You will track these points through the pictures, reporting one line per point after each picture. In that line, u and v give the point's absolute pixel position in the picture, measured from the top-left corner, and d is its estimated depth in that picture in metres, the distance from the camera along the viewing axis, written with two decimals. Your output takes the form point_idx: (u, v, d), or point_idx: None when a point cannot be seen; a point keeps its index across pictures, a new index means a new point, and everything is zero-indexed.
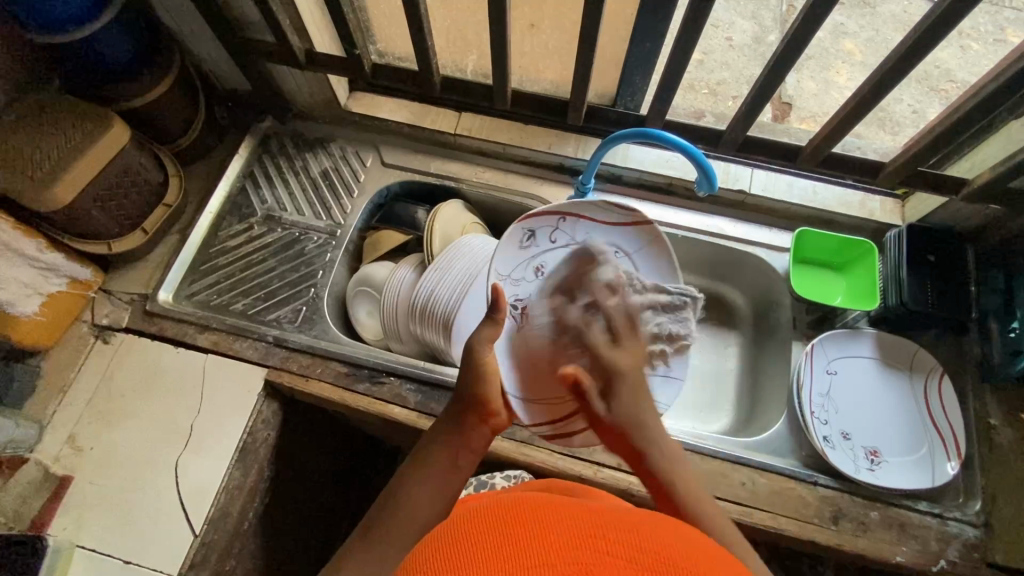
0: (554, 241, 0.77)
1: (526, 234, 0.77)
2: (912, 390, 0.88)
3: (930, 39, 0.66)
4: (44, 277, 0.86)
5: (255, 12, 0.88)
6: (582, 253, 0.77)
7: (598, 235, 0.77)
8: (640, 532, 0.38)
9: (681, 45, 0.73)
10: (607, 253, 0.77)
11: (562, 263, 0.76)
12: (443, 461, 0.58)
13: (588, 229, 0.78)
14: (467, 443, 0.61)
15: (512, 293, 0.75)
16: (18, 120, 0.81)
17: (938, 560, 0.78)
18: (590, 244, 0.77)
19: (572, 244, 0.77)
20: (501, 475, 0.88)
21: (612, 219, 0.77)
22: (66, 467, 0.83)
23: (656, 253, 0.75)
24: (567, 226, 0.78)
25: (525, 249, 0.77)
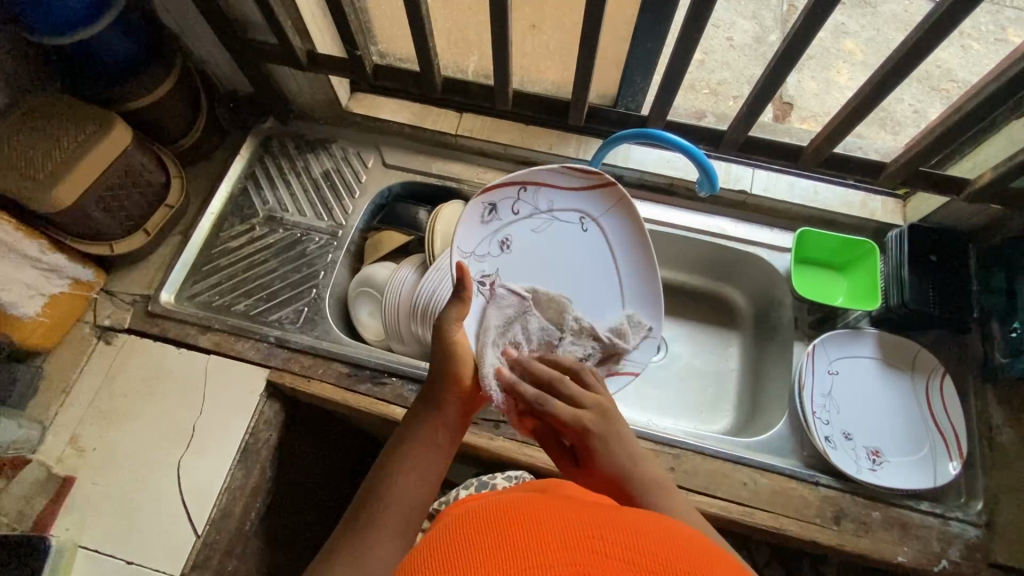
0: (517, 212, 0.74)
1: (487, 209, 0.72)
2: (914, 390, 0.88)
3: (932, 38, 0.65)
4: (46, 278, 0.86)
5: (256, 12, 0.88)
6: (546, 221, 0.75)
7: (561, 201, 0.76)
8: (639, 532, 0.38)
9: (682, 46, 0.73)
10: (573, 219, 0.76)
11: (527, 235, 0.74)
12: (424, 442, 0.60)
13: (551, 197, 0.75)
14: (446, 421, 0.61)
15: (479, 269, 0.71)
16: (20, 121, 0.81)
17: (940, 560, 0.78)
18: (554, 212, 0.76)
19: (537, 215, 0.75)
20: (503, 476, 0.88)
21: (571, 183, 0.75)
22: (69, 468, 0.83)
23: (621, 215, 0.76)
24: (529, 195, 0.75)
25: (486, 223, 0.72)
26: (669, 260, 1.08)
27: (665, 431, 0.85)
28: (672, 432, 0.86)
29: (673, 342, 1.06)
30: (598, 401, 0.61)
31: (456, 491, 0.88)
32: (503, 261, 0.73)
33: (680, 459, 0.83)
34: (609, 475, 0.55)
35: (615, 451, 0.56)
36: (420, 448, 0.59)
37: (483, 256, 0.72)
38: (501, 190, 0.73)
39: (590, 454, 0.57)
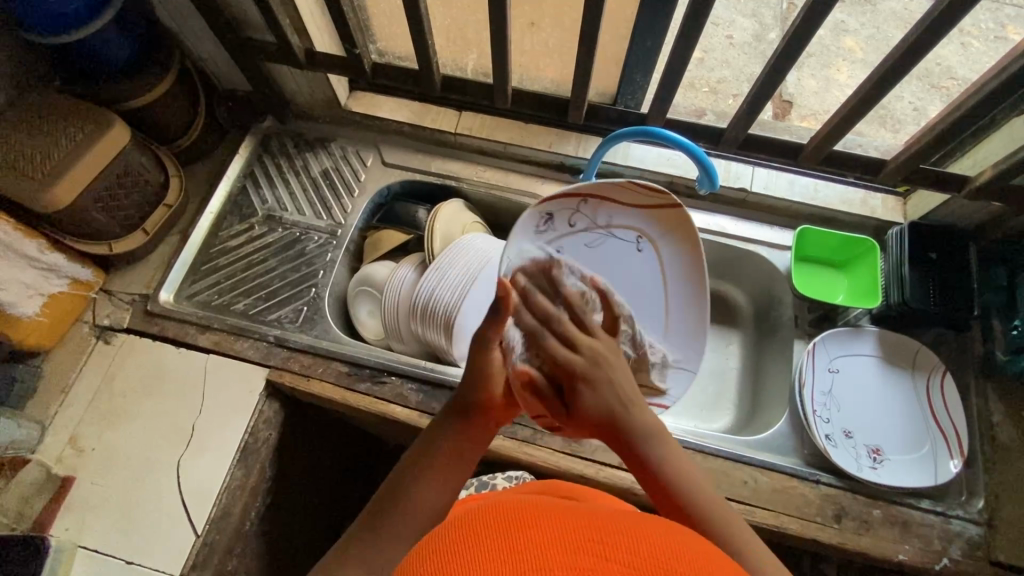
0: (573, 225, 0.74)
1: (542, 218, 0.73)
2: (914, 388, 0.88)
3: (933, 35, 0.65)
4: (45, 278, 0.86)
5: (254, 11, 0.88)
6: (602, 237, 0.74)
7: (620, 219, 0.73)
8: (639, 536, 0.38)
9: (681, 43, 0.72)
10: (629, 238, 0.73)
11: (582, 251, 0.73)
12: (448, 452, 0.55)
13: (610, 212, 0.73)
14: (474, 434, 0.57)
15: None
16: (17, 120, 0.81)
17: (941, 558, 0.78)
18: (612, 228, 0.73)
19: (594, 230, 0.74)
20: (504, 476, 0.88)
21: (637, 200, 0.71)
22: (68, 468, 0.83)
23: (680, 240, 0.72)
24: (588, 208, 0.73)
25: (543, 232, 0.73)
26: None
27: None
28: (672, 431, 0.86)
29: None
30: (594, 350, 0.59)
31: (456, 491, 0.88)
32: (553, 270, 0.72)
33: None
34: (597, 416, 0.56)
35: (604, 394, 0.56)
36: (443, 455, 0.55)
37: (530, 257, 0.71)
38: (565, 201, 0.73)
39: (574, 396, 0.57)
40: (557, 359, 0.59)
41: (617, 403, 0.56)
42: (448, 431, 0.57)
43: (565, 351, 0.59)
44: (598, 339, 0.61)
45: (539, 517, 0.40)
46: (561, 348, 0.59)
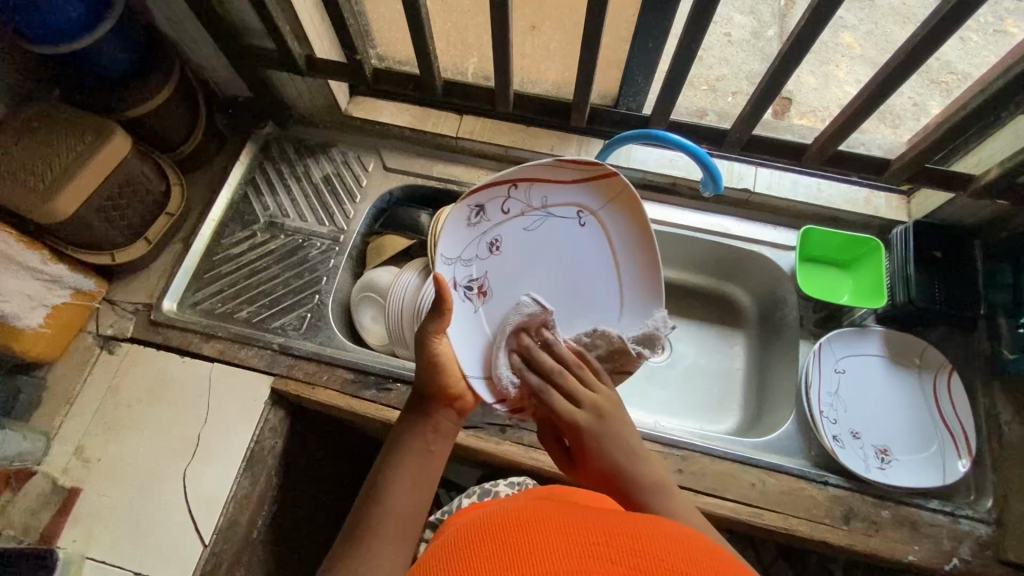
0: (507, 211, 0.70)
1: (474, 210, 0.68)
2: (921, 388, 0.88)
3: (940, 34, 0.65)
4: (49, 289, 0.85)
5: (255, 18, 0.87)
6: (540, 219, 0.71)
7: (558, 197, 0.71)
8: (641, 537, 0.38)
9: (685, 47, 0.72)
10: (570, 214, 0.72)
11: (520, 234, 0.71)
12: (414, 451, 0.58)
13: (545, 192, 0.71)
14: (436, 429, 0.61)
15: (466, 276, 0.69)
16: (17, 132, 0.80)
17: (951, 558, 0.78)
18: (549, 208, 0.71)
19: (529, 212, 0.71)
20: (505, 482, 0.88)
21: (570, 176, 0.70)
22: (75, 479, 0.83)
23: (622, 208, 0.71)
24: (520, 192, 0.70)
25: (473, 226, 0.69)
26: (672, 260, 1.08)
27: (671, 432, 0.85)
28: (678, 433, 0.86)
29: (678, 343, 1.06)
30: (596, 403, 0.61)
31: (459, 498, 0.89)
32: (492, 263, 0.70)
33: (687, 461, 0.83)
34: (603, 470, 0.58)
35: (610, 449, 0.58)
36: (411, 455, 0.58)
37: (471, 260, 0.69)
38: (490, 191, 0.68)
39: (582, 453, 0.60)
40: (564, 415, 0.61)
41: (625, 455, 0.58)
42: (412, 433, 0.60)
43: (570, 408, 0.61)
44: (597, 393, 0.63)
45: (542, 522, 0.40)
46: (564, 405, 0.61)
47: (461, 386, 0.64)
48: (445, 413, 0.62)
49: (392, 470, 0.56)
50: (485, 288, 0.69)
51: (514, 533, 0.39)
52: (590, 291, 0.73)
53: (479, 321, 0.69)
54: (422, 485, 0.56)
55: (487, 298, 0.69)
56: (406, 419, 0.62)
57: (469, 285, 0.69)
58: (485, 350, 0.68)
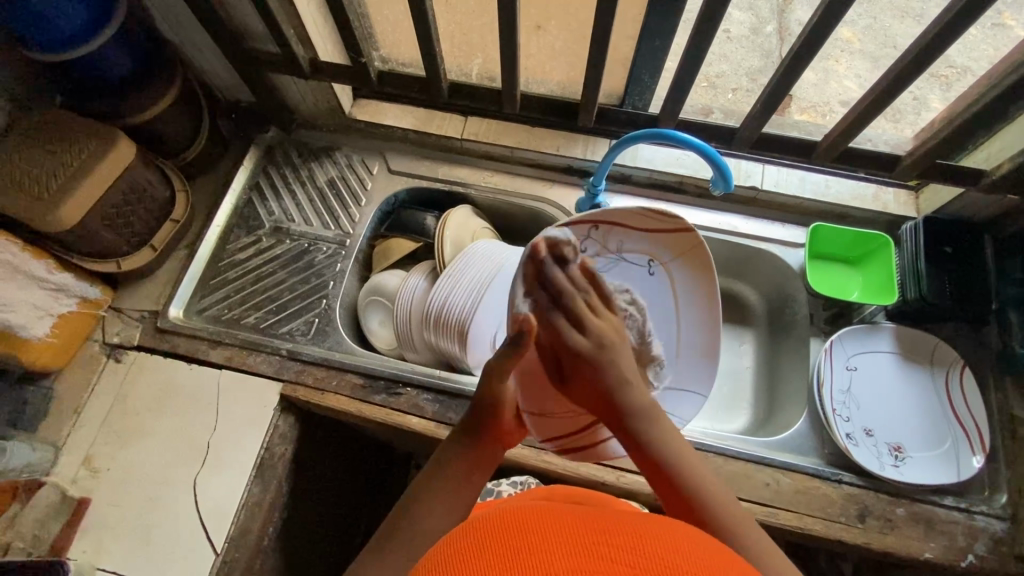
0: (585, 251, 0.71)
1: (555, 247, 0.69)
2: (933, 384, 0.87)
3: (955, 29, 0.64)
4: (55, 298, 0.85)
5: (258, 21, 0.87)
6: (612, 262, 0.72)
7: (631, 243, 0.72)
8: (637, 535, 0.37)
9: (695, 45, 0.71)
10: (641, 262, 0.72)
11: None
12: (454, 477, 0.57)
13: (621, 239, 0.71)
14: (479, 459, 0.59)
15: None
16: (20, 140, 0.80)
17: (966, 555, 0.78)
18: (622, 253, 0.72)
19: (604, 255, 0.72)
20: (508, 481, 0.88)
21: (649, 225, 0.70)
22: (84, 489, 0.83)
23: (693, 263, 0.71)
24: (600, 233, 0.70)
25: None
26: None
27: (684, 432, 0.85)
28: (690, 433, 0.85)
29: None
30: (598, 330, 0.62)
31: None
32: None
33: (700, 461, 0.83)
34: (599, 393, 0.59)
35: (606, 374, 0.59)
36: (449, 481, 0.57)
37: None
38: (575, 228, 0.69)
39: (578, 373, 0.61)
40: (570, 339, 0.61)
41: (620, 381, 0.59)
42: (455, 459, 0.59)
43: (573, 332, 0.62)
44: (602, 320, 0.64)
45: (537, 519, 0.39)
46: (571, 332, 0.62)
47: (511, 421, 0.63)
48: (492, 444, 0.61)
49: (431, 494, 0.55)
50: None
51: (508, 529, 0.38)
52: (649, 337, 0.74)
53: None
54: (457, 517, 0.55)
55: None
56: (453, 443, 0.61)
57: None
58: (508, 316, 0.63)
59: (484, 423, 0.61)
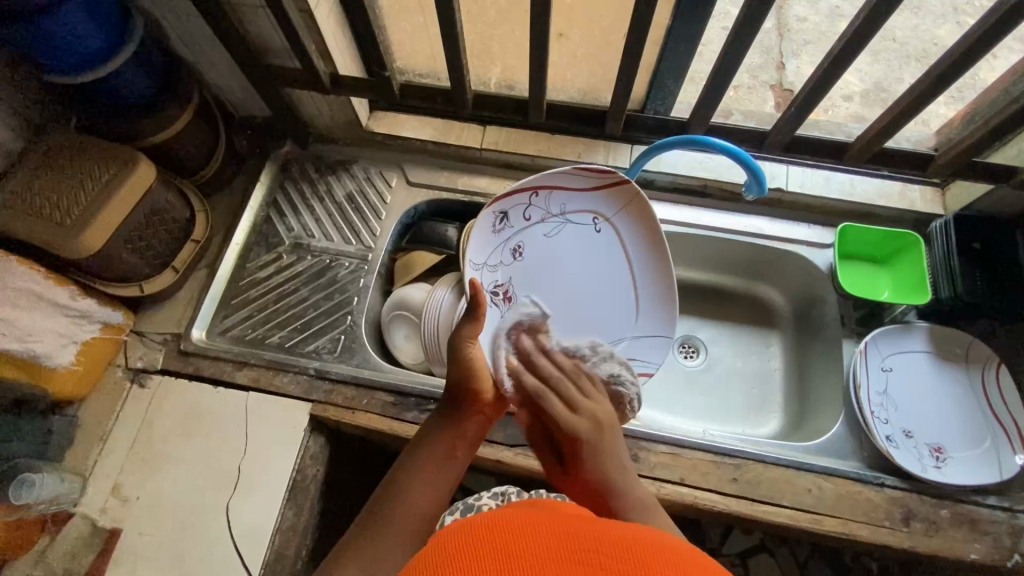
0: (529, 218, 0.71)
1: (497, 217, 0.70)
2: (970, 382, 0.87)
3: (1004, 26, 0.63)
4: (78, 325, 0.83)
5: (278, 38, 0.85)
6: (559, 225, 0.71)
7: (575, 203, 0.71)
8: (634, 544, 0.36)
9: (730, 51, 0.70)
10: (586, 221, 0.71)
11: (539, 241, 0.71)
12: (435, 452, 0.59)
13: (563, 201, 0.71)
14: (462, 436, 0.60)
15: (491, 281, 0.70)
16: (39, 165, 0.78)
17: (1013, 554, 0.77)
18: (567, 215, 0.71)
19: (548, 219, 0.71)
20: (488, 494, 0.82)
21: (587, 182, 0.70)
22: (114, 520, 0.81)
23: (637, 212, 0.70)
24: (540, 200, 0.70)
25: (498, 234, 0.70)
26: (702, 262, 1.06)
27: (722, 441, 0.84)
28: (728, 441, 0.84)
29: (712, 345, 1.05)
30: (594, 412, 0.60)
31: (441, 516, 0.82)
32: (516, 269, 0.71)
33: (741, 469, 0.82)
34: (593, 483, 0.55)
35: (598, 460, 0.56)
36: (433, 458, 0.58)
37: (495, 266, 0.70)
38: (511, 200, 0.70)
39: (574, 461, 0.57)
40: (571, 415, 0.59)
41: (615, 468, 0.56)
42: (438, 431, 0.60)
43: (567, 415, 0.59)
44: (598, 401, 0.62)
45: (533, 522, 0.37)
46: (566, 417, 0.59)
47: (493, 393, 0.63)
48: (474, 419, 0.62)
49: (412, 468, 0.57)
50: (511, 293, 0.70)
51: (503, 531, 0.36)
52: (612, 299, 0.72)
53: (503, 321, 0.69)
54: (436, 493, 0.56)
55: (511, 302, 0.69)
56: (437, 420, 0.62)
57: (494, 290, 0.70)
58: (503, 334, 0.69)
59: (464, 401, 0.61)
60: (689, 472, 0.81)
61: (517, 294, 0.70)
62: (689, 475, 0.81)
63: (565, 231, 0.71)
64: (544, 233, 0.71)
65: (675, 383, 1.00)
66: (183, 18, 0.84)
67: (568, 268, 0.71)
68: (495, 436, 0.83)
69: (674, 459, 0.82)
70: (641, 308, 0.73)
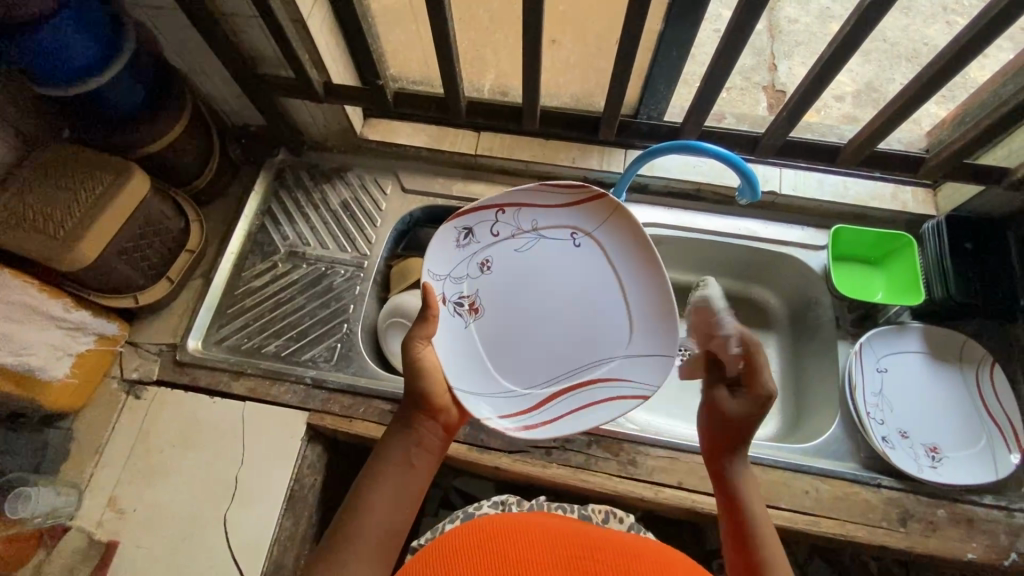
0: (497, 234, 0.69)
1: (462, 232, 0.68)
2: (964, 381, 0.87)
3: (993, 29, 0.64)
4: (73, 337, 0.83)
5: (272, 48, 0.85)
6: (531, 241, 0.69)
7: (548, 219, 0.68)
8: (587, 545, 0.49)
9: (722, 55, 0.71)
10: (562, 236, 0.68)
11: (510, 256, 0.68)
12: (395, 463, 0.58)
13: (535, 216, 0.69)
14: (420, 443, 0.60)
15: (455, 294, 0.67)
16: (31, 178, 0.78)
17: (1009, 553, 0.77)
18: (540, 230, 0.69)
19: (518, 235, 0.69)
20: (488, 502, 0.81)
21: (560, 198, 0.68)
22: (110, 532, 0.80)
23: (617, 224, 0.67)
24: (508, 216, 0.69)
25: (462, 248, 0.68)
26: (697, 265, 1.06)
27: None
28: None
29: None
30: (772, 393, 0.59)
31: (441, 523, 0.81)
32: (484, 283, 0.68)
33: None
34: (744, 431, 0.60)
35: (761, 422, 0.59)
36: (394, 469, 0.57)
37: (460, 279, 0.67)
38: (477, 216, 0.68)
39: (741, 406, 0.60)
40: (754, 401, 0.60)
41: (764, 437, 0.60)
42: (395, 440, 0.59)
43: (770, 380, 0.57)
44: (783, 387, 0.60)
45: (515, 525, 0.51)
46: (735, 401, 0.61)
47: (447, 399, 0.62)
48: (430, 427, 0.61)
49: (373, 479, 0.57)
50: (477, 306, 0.67)
51: (496, 537, 0.49)
52: (594, 314, 0.67)
53: (469, 334, 0.66)
54: (399, 502, 0.56)
55: (478, 315, 0.67)
56: (393, 431, 0.61)
57: (459, 301, 0.67)
58: (467, 348, 0.66)
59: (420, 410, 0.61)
60: (688, 476, 0.82)
61: (484, 308, 0.67)
62: (686, 478, 0.82)
63: (538, 247, 0.68)
64: (514, 248, 0.68)
65: (672, 385, 1.00)
66: (177, 29, 0.84)
67: (544, 283, 0.68)
68: (492, 442, 0.83)
69: (672, 463, 0.82)
70: (632, 324, 0.66)
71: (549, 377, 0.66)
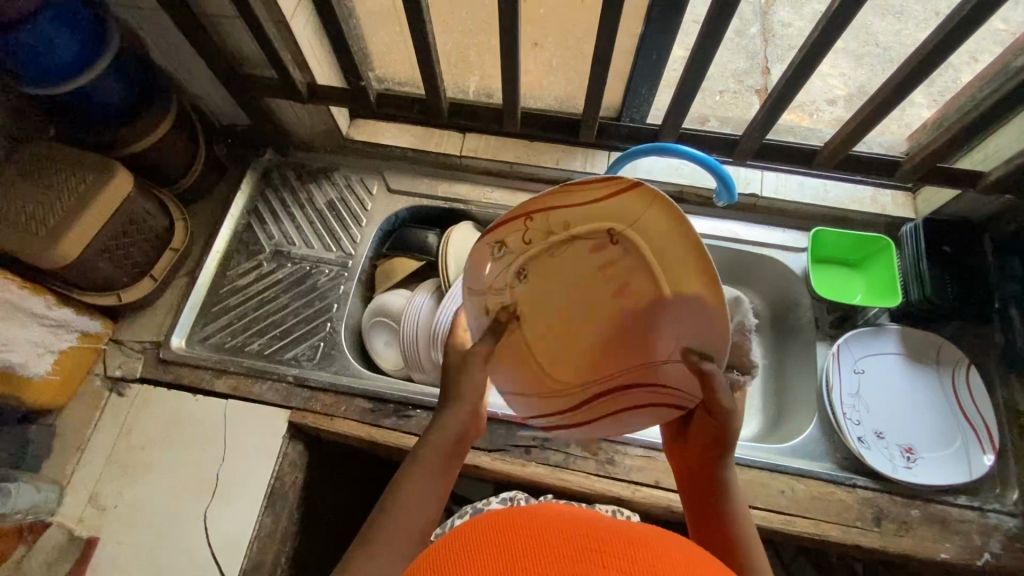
0: (530, 240, 0.57)
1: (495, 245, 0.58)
2: (940, 382, 0.88)
3: (960, 34, 0.64)
4: (55, 334, 0.83)
5: (255, 48, 0.86)
6: (566, 245, 0.57)
7: (583, 219, 0.54)
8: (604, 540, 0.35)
9: (697, 59, 0.72)
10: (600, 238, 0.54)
11: (546, 263, 0.59)
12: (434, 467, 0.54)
13: (567, 218, 0.55)
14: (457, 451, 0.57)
15: None
16: (14, 176, 0.78)
17: (982, 553, 0.78)
18: (575, 232, 0.55)
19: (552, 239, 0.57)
20: (497, 499, 0.82)
21: (590, 195, 0.52)
22: (91, 529, 0.81)
23: (670, 225, 0.49)
24: (539, 220, 0.56)
25: (496, 261, 0.59)
26: None
27: None
28: None
29: None
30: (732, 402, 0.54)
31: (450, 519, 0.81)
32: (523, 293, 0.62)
33: None
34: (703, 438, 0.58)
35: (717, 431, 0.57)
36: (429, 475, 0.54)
37: None
38: (508, 226, 0.57)
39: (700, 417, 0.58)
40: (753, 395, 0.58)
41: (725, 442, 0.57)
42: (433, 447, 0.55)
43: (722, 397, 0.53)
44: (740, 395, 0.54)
45: (510, 518, 0.38)
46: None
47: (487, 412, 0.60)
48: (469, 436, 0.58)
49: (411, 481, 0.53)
50: None
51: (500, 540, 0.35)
52: (638, 326, 0.56)
53: None
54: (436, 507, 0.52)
55: None
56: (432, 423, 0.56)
57: None
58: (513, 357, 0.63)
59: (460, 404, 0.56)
60: (665, 475, 0.82)
61: None
62: (664, 478, 0.82)
63: (572, 250, 0.57)
64: (552, 257, 0.58)
65: None
66: (161, 29, 0.85)
67: (583, 289, 0.58)
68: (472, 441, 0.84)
69: (649, 462, 0.83)
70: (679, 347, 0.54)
71: (594, 376, 0.60)
